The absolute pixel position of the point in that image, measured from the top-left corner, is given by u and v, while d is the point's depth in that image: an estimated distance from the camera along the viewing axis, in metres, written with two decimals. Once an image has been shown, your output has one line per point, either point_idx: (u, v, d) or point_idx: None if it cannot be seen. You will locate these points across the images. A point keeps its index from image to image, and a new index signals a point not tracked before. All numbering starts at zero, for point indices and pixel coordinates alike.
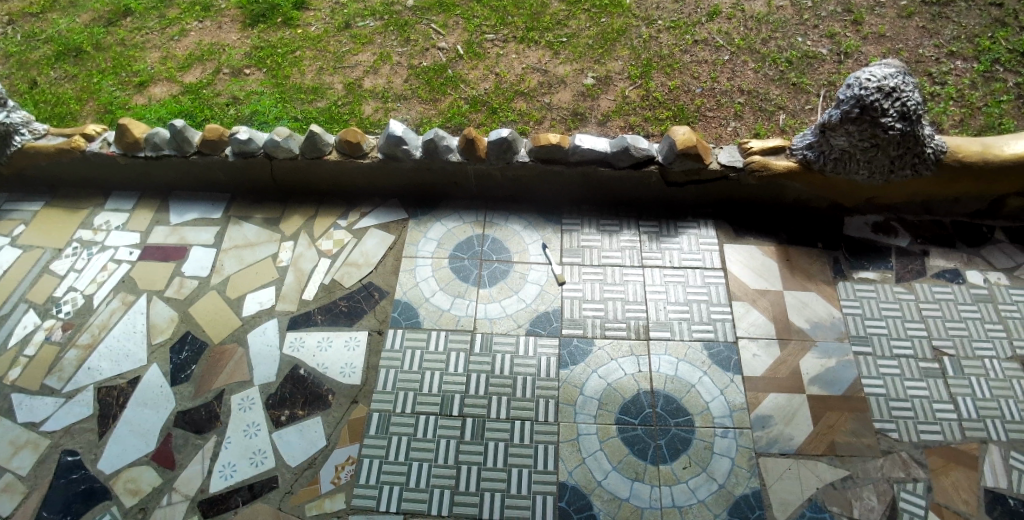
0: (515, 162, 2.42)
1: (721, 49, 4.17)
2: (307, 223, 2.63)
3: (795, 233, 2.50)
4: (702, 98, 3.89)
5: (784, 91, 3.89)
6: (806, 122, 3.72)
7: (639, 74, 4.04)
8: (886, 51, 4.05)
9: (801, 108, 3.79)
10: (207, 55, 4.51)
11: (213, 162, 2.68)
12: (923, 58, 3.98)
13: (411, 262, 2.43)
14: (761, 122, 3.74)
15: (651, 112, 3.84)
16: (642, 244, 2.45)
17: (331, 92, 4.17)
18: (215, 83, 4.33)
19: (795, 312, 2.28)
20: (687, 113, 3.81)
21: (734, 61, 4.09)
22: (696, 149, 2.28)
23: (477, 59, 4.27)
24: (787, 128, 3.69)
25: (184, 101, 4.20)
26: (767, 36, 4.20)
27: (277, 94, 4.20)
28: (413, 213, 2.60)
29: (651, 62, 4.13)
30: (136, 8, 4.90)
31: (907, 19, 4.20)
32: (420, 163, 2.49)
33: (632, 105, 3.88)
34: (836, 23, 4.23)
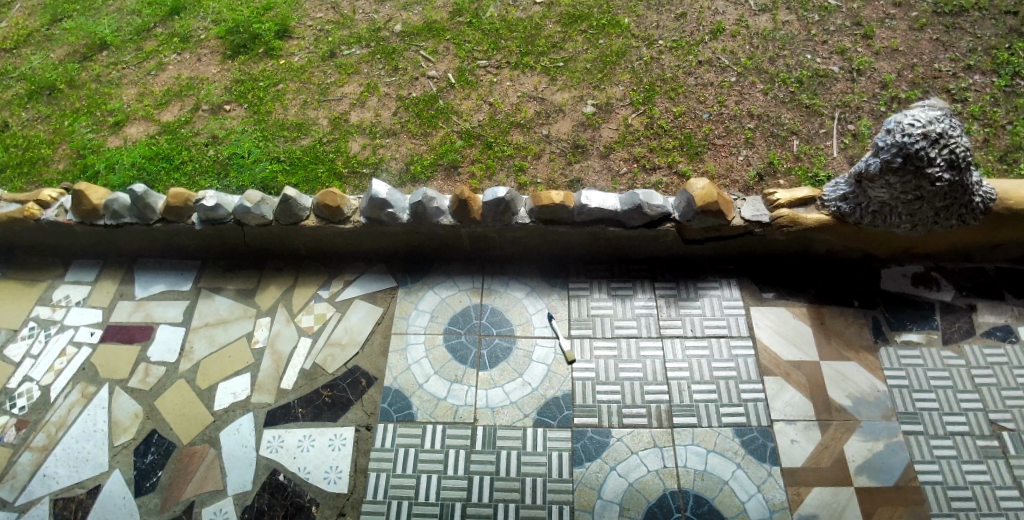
0: (514, 223, 2.16)
1: (727, 70, 3.92)
2: (285, 295, 2.41)
3: (828, 290, 2.25)
4: (710, 125, 3.64)
5: (797, 114, 3.64)
6: (823, 148, 3.47)
7: (641, 100, 3.80)
8: (902, 67, 3.80)
9: (816, 132, 3.54)
10: (186, 90, 4.27)
11: (180, 230, 2.45)
12: (940, 74, 3.73)
13: (402, 340, 2.19)
14: (774, 149, 3.48)
15: (656, 141, 3.59)
16: (659, 310, 2.18)
17: (316, 130, 3.92)
18: (193, 121, 4.08)
19: (833, 386, 2.03)
20: (695, 142, 3.56)
21: (742, 82, 3.85)
22: (717, 205, 2.03)
23: (469, 88, 4.03)
24: (802, 156, 3.44)
25: (161, 143, 3.94)
26: (775, 54, 3.96)
27: (258, 132, 3.95)
28: (402, 280, 2.35)
29: (653, 86, 3.89)
30: (112, 42, 4.64)
31: (920, 32, 3.95)
32: (409, 227, 2.25)
33: (637, 134, 3.62)
34: (847, 37, 3.99)
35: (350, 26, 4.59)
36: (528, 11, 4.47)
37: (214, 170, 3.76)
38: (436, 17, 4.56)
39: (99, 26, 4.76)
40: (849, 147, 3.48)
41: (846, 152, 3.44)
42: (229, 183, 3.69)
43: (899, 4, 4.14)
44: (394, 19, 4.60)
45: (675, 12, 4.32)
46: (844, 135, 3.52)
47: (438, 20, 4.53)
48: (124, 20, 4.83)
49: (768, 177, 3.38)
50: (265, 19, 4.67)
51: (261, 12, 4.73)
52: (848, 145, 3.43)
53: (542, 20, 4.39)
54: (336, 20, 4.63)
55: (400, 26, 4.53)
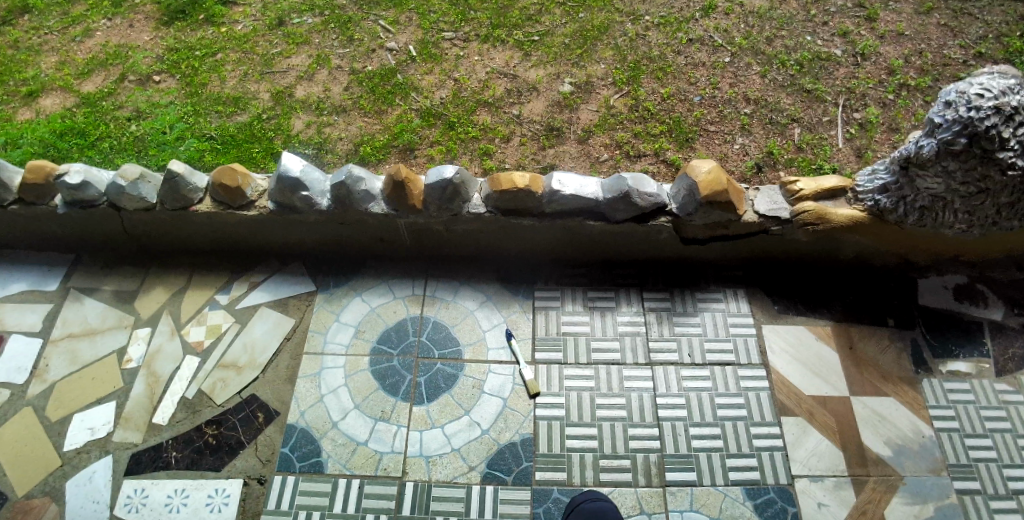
0: (465, 213, 1.66)
1: (721, 50, 3.38)
2: (174, 301, 1.88)
3: (857, 305, 1.80)
4: (701, 108, 3.11)
5: (796, 100, 3.13)
6: (827, 138, 3.00)
7: (625, 79, 3.27)
8: (910, 53, 3.28)
9: (818, 120, 3.05)
10: (112, 58, 3.46)
11: (41, 214, 1.90)
12: (949, 60, 3.21)
13: (316, 363, 1.67)
14: (773, 138, 3.01)
15: (642, 125, 3.09)
16: (648, 327, 1.70)
17: (257, 105, 3.23)
18: (117, 93, 3.30)
19: (869, 430, 1.58)
20: (685, 126, 3.05)
21: (735, 64, 3.31)
22: (727, 195, 1.57)
23: (432, 62, 3.41)
24: (804, 146, 2.96)
25: (77, 117, 3.16)
26: (773, 34, 3.43)
27: (188, 107, 3.24)
28: (322, 284, 1.82)
29: (638, 64, 3.35)
30: (35, 4, 3.77)
31: (928, 14, 3.44)
32: (329, 216, 1.71)
33: (619, 117, 3.09)
34: (848, 17, 3.48)
35: None
36: None
37: (136, 152, 3.00)
38: None
39: None
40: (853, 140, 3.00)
41: (852, 143, 2.98)
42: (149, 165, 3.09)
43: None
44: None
45: None
46: (849, 124, 3.04)
47: None
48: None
49: (768, 168, 2.91)
50: None
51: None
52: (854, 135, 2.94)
53: None
54: None
55: None
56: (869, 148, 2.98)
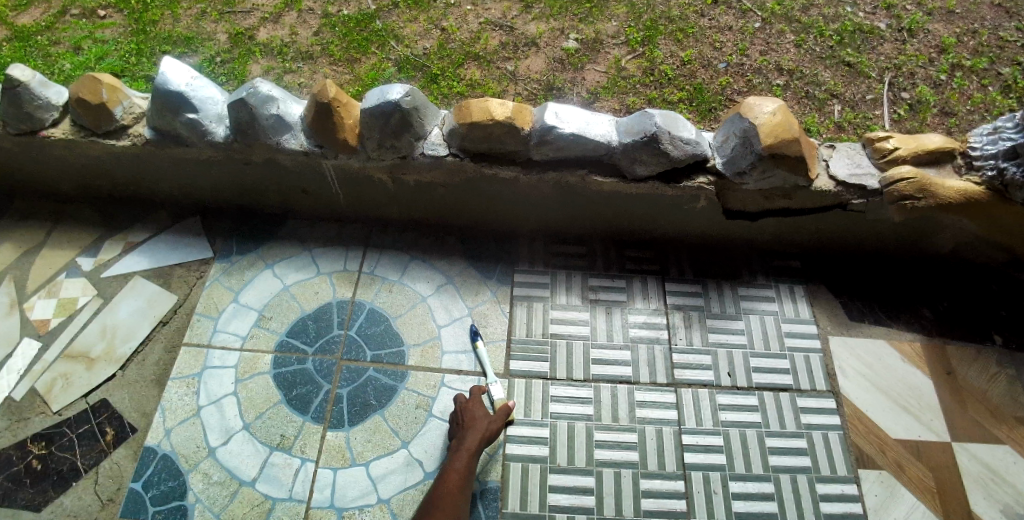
0: (416, 157, 1.16)
1: (751, 14, 2.04)
2: (21, 261, 1.35)
3: (955, 313, 1.32)
4: (726, 76, 1.89)
5: (833, 75, 1.87)
6: (874, 119, 1.77)
7: (640, 38, 1.97)
8: (962, 32, 1.95)
9: (860, 97, 1.81)
10: None
11: None
12: (1006, 44, 1.91)
13: (198, 360, 1.18)
14: (810, 114, 1.79)
15: (657, 90, 1.86)
16: (671, 333, 1.22)
17: (214, 49, 1.91)
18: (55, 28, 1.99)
19: (978, 494, 1.10)
20: (708, 95, 1.84)
21: (766, 30, 1.99)
22: (798, 147, 1.08)
23: (417, 9, 2.06)
24: (847, 126, 1.75)
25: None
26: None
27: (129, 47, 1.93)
28: (223, 249, 1.32)
29: (655, 24, 2.03)
30: None
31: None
32: (230, 151, 1.21)
33: (632, 80, 1.88)
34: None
35: None
36: None
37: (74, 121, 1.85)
38: None
39: None
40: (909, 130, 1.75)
41: (900, 127, 1.75)
42: None
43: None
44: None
45: None
46: (896, 106, 1.80)
47: None
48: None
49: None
50: None
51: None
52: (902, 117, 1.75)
53: None
54: None
55: None
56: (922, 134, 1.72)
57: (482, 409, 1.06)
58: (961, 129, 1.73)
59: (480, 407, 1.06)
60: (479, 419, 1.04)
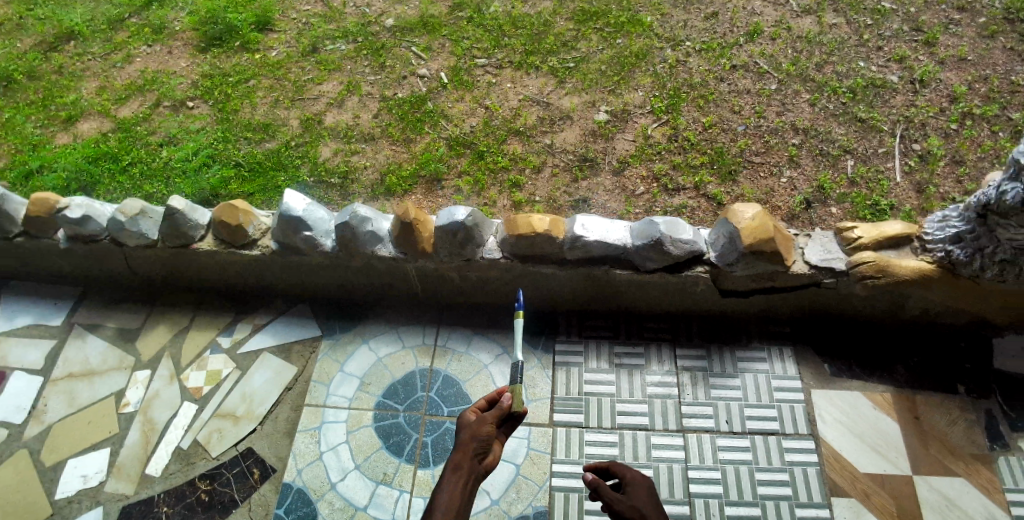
0: (478, 258, 1.53)
1: (766, 77, 2.59)
2: (174, 341, 1.78)
3: (924, 368, 1.60)
4: (745, 139, 2.37)
5: (847, 130, 2.35)
6: (885, 171, 2.20)
7: (664, 108, 2.51)
8: (973, 79, 2.45)
9: (872, 151, 2.27)
10: (150, 83, 3.07)
11: (46, 248, 1.86)
12: (1018, 87, 2.39)
13: (317, 416, 1.56)
14: (824, 170, 2.23)
15: (682, 156, 2.34)
16: (681, 390, 1.54)
17: (290, 135, 2.68)
18: (150, 118, 2.90)
19: (935, 518, 1.36)
20: (728, 158, 2.30)
21: (782, 91, 2.52)
22: (774, 244, 1.40)
23: (463, 89, 2.75)
24: (857, 180, 2.19)
25: (111, 143, 2.79)
26: (824, 60, 2.61)
27: (217, 134, 2.75)
28: (329, 328, 1.72)
29: (678, 91, 2.59)
30: (82, 31, 3.43)
31: (996, 36, 2.60)
32: (335, 258, 1.61)
33: (659, 147, 2.38)
34: (906, 41, 2.62)
35: (338, 19, 3.27)
36: (538, 6, 3.11)
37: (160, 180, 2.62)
38: (435, 9, 3.22)
39: (73, 14, 3.54)
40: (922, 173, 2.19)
41: (912, 177, 2.17)
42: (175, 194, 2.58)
43: (961, 8, 2.75)
44: (388, 12, 3.26)
45: (706, 8, 2.95)
46: (908, 156, 2.25)
47: (437, 14, 3.19)
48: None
49: (816, 206, 2.13)
50: (245, 9, 3.39)
51: (245, 2, 3.44)
52: (913, 167, 2.20)
53: (553, 16, 3.04)
54: (325, 11, 3.33)
55: (393, 19, 3.20)
56: (931, 184, 2.14)
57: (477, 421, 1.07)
58: (969, 177, 2.15)
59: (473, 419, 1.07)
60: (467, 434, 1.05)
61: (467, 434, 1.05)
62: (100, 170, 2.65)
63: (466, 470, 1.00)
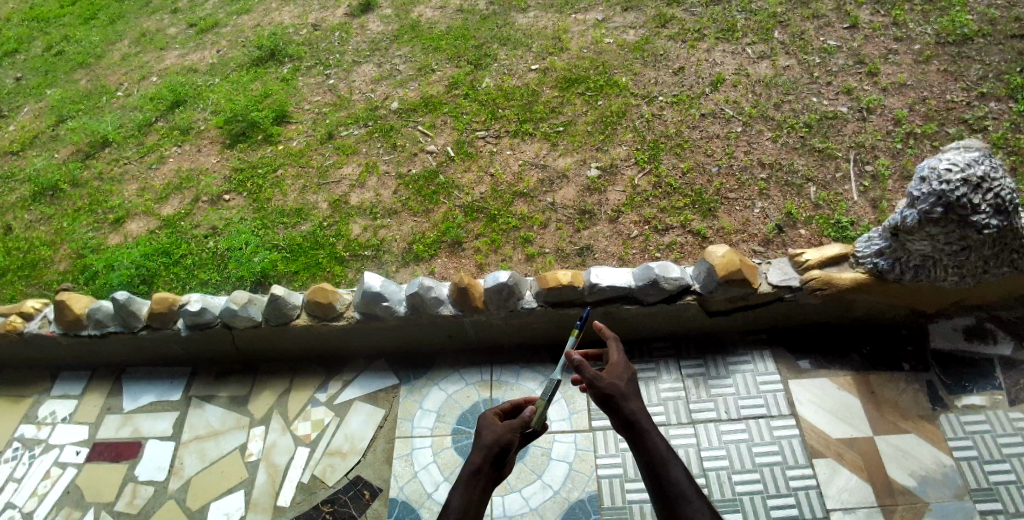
0: (520, 308, 1.99)
1: (733, 120, 3.13)
2: (280, 401, 2.22)
3: (874, 354, 2.06)
4: (720, 179, 2.88)
5: (807, 161, 2.87)
6: (843, 194, 2.70)
7: (646, 159, 3.04)
8: (913, 102, 3.01)
9: (831, 177, 2.78)
10: (186, 182, 3.59)
11: (166, 337, 2.27)
12: (952, 105, 2.95)
13: (407, 444, 1.99)
14: (790, 198, 2.73)
15: (667, 200, 2.84)
16: (687, 391, 2.00)
17: (321, 219, 3.15)
18: (192, 213, 3.40)
19: (891, 464, 1.80)
20: (706, 198, 2.80)
21: (748, 132, 3.06)
22: (741, 273, 1.88)
23: (469, 160, 3.28)
24: (820, 203, 2.68)
25: (160, 238, 3.26)
26: (781, 100, 3.17)
27: (256, 222, 3.24)
28: (405, 376, 2.17)
29: (657, 142, 3.12)
30: (113, 139, 3.99)
31: (930, 61, 3.19)
32: (407, 320, 2.07)
33: (645, 194, 2.88)
34: (852, 75, 3.21)
35: (347, 107, 3.85)
36: (525, 78, 3.70)
37: (213, 265, 3.07)
38: (432, 91, 3.80)
39: (103, 124, 4.10)
40: (876, 191, 2.70)
41: (867, 196, 2.68)
42: (226, 279, 2.97)
43: (899, 38, 3.36)
44: (391, 96, 3.84)
45: (672, 65, 3.53)
46: (862, 178, 2.76)
47: (436, 94, 3.76)
48: (22, 80, 4.70)
49: (787, 230, 2.61)
50: (263, 107, 3.93)
51: (260, 99, 4.00)
52: (869, 188, 2.70)
53: (538, 86, 3.62)
54: (334, 101, 3.91)
55: (397, 102, 3.77)
56: (883, 200, 2.64)
57: (494, 423, 1.30)
58: None
59: (492, 422, 1.30)
60: (487, 432, 1.27)
61: (491, 436, 1.25)
62: (155, 263, 3.10)
63: (484, 474, 1.19)
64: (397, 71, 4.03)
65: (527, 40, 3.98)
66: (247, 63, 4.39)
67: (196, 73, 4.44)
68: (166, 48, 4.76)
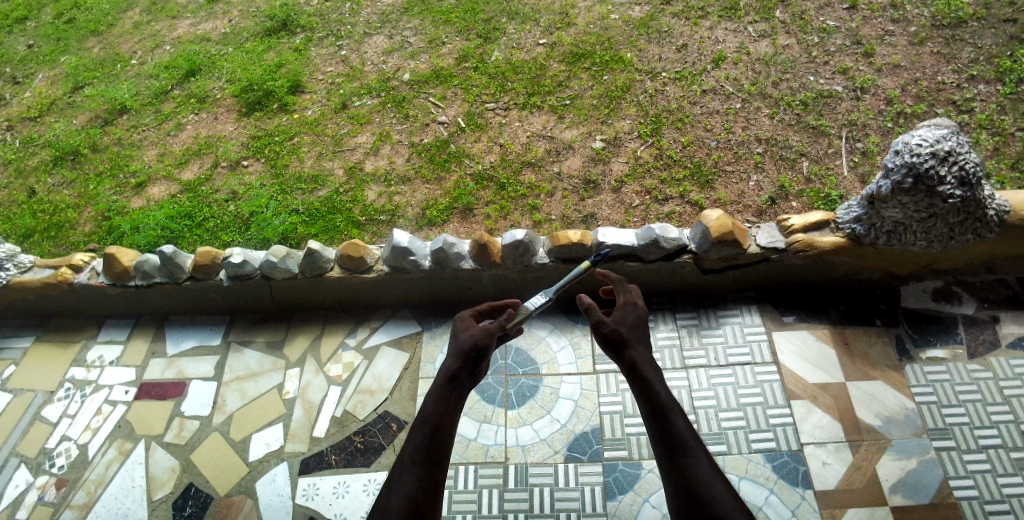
0: (533, 264, 2.21)
1: (732, 97, 3.30)
2: (313, 345, 2.45)
3: (851, 311, 2.28)
4: (718, 152, 3.06)
5: (802, 137, 3.05)
6: (834, 169, 2.89)
7: (649, 132, 3.22)
8: (906, 82, 3.17)
9: (823, 152, 2.96)
10: (205, 148, 3.77)
11: (209, 287, 2.49)
12: (943, 86, 3.11)
13: (429, 384, 2.23)
14: (784, 173, 2.92)
15: (667, 172, 3.03)
16: (681, 340, 2.24)
17: (337, 185, 3.34)
18: (212, 178, 3.58)
19: (860, 406, 2.03)
20: (704, 170, 2.99)
21: (747, 108, 3.23)
22: (733, 235, 2.09)
23: (478, 131, 3.45)
24: (813, 177, 2.87)
25: (182, 202, 3.45)
26: (779, 78, 3.33)
27: (275, 187, 3.42)
28: (427, 325, 2.41)
29: (659, 117, 3.29)
30: (131, 105, 4.15)
31: (925, 43, 3.34)
32: (430, 273, 2.29)
33: (647, 166, 3.07)
34: (848, 55, 3.37)
35: (359, 78, 4.00)
36: (532, 53, 3.85)
37: (235, 228, 3.27)
38: (443, 63, 3.95)
39: (120, 91, 4.25)
40: (864, 166, 2.89)
41: (857, 171, 2.86)
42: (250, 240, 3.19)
43: (896, 20, 3.50)
44: (401, 68, 3.99)
45: (676, 42, 3.68)
46: (853, 154, 2.94)
47: (445, 66, 3.91)
48: (35, 47, 4.84)
49: (780, 202, 2.81)
50: (278, 76, 4.08)
51: (274, 69, 4.15)
52: (859, 163, 2.88)
53: (545, 60, 3.77)
54: (346, 72, 4.06)
55: (408, 74, 3.93)
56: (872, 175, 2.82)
57: (469, 328, 1.47)
58: None
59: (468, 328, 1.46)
60: (463, 336, 1.44)
61: (468, 339, 1.41)
62: (179, 225, 3.30)
63: (461, 375, 1.36)
64: (407, 43, 4.17)
65: (534, 15, 4.11)
66: (259, 33, 4.53)
67: (208, 42, 4.57)
68: (177, 16, 4.88)
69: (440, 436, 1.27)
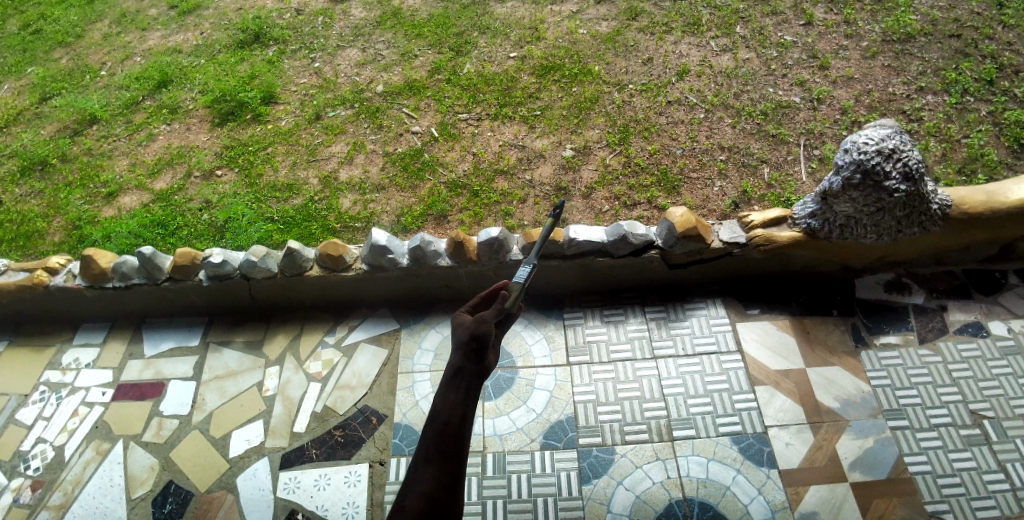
0: (508, 260, 2.29)
1: (696, 108, 3.46)
2: (292, 344, 2.48)
3: (809, 302, 2.41)
4: (684, 159, 3.21)
5: (762, 145, 3.21)
6: (792, 174, 3.05)
7: (617, 141, 3.35)
8: (858, 93, 3.38)
9: (783, 159, 3.13)
10: (178, 158, 3.77)
11: (188, 288, 2.50)
12: (892, 97, 3.33)
13: (408, 379, 2.29)
14: (746, 179, 3.07)
15: (635, 179, 3.16)
16: (651, 332, 2.34)
17: (313, 194, 3.38)
18: (185, 188, 3.58)
19: (818, 389, 2.16)
20: (670, 177, 3.13)
21: (710, 118, 3.39)
22: (696, 230, 2.21)
23: (452, 140, 3.54)
24: (773, 182, 3.03)
25: (155, 211, 3.45)
26: (740, 89, 3.51)
27: (249, 196, 3.44)
28: (406, 322, 2.46)
29: (627, 127, 3.43)
30: (101, 116, 4.13)
31: (875, 56, 3.56)
32: (409, 270, 2.34)
33: (615, 173, 3.20)
34: (805, 68, 3.57)
35: (334, 89, 4.06)
36: (504, 65, 3.97)
37: (210, 236, 3.27)
38: (416, 75, 4.04)
39: (90, 101, 4.23)
40: (821, 172, 3.06)
41: (814, 176, 3.03)
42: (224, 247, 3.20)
43: (849, 35, 3.73)
44: (376, 79, 4.07)
45: (642, 56, 3.84)
46: (810, 160, 3.11)
47: (419, 78, 4.00)
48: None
49: (743, 206, 2.96)
50: (251, 87, 4.12)
51: (248, 80, 4.19)
52: (816, 169, 3.05)
53: (516, 72, 3.89)
54: (321, 83, 4.12)
55: (382, 85, 4.01)
56: None
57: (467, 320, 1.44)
58: None
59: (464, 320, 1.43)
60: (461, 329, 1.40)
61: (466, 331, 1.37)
62: (152, 235, 3.29)
63: (466, 370, 1.32)
64: (381, 56, 4.25)
65: (505, 29, 4.24)
66: (232, 45, 4.56)
67: (180, 54, 4.58)
68: (148, 28, 4.87)
69: (450, 432, 1.25)
